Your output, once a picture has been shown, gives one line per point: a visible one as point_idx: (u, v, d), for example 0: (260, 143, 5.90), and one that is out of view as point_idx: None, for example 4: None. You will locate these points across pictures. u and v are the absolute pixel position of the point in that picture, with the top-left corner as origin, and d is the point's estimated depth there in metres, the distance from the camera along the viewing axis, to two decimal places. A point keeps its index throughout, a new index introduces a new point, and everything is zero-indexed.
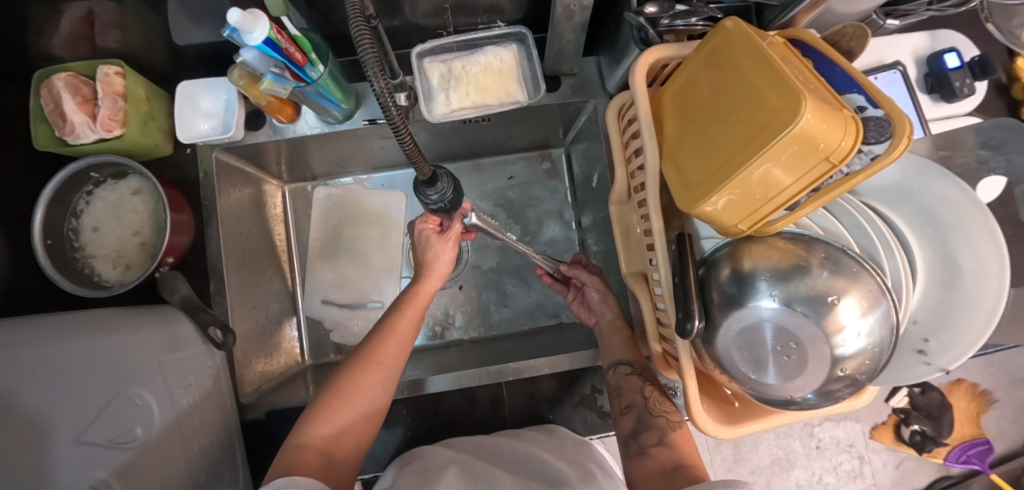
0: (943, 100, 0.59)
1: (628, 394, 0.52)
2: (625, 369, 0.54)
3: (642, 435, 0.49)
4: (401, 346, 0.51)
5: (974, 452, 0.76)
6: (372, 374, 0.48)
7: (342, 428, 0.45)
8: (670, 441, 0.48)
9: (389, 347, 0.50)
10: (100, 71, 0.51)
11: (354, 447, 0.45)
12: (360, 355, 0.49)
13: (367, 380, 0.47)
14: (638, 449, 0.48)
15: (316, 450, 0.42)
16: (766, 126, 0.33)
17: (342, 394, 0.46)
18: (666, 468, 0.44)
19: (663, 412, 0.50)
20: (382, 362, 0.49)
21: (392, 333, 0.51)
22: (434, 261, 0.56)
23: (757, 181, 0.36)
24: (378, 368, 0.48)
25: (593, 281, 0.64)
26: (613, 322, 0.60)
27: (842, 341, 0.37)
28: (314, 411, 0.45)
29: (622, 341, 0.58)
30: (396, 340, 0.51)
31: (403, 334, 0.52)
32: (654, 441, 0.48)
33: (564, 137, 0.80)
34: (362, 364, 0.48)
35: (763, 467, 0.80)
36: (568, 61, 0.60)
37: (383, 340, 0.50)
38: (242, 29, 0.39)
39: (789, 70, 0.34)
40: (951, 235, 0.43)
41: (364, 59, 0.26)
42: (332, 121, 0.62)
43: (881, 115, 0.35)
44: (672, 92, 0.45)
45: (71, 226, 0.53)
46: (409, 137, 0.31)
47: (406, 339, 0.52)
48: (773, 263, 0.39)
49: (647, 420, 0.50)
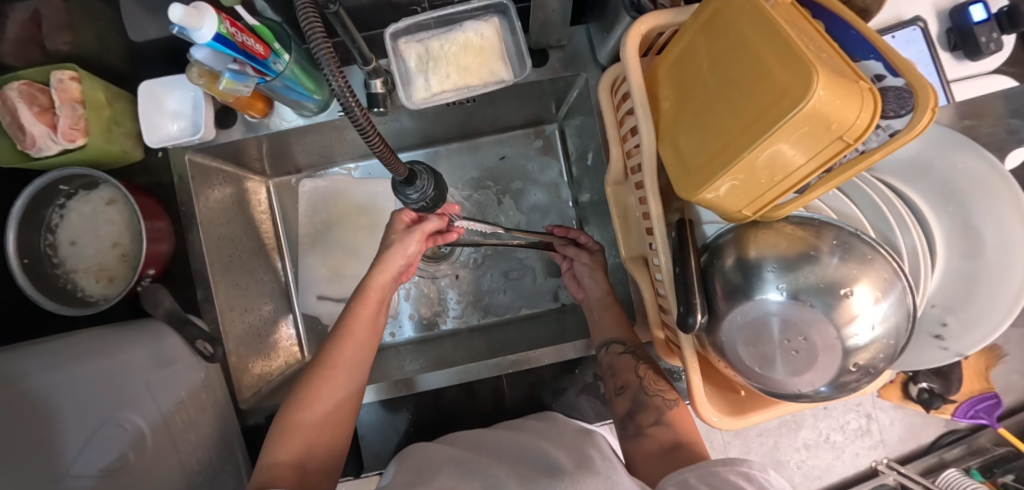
0: (966, 58, 0.54)
1: (622, 374, 0.51)
2: (617, 348, 0.53)
3: (638, 416, 0.48)
4: (359, 348, 0.50)
5: (982, 407, 0.74)
6: (330, 379, 0.47)
7: (312, 436, 0.44)
8: (667, 420, 0.47)
9: (347, 351, 0.49)
10: (54, 76, 0.48)
11: (327, 455, 0.45)
12: (317, 363, 0.48)
13: (326, 388, 0.46)
14: (635, 430, 0.47)
15: (289, 465, 0.42)
16: (772, 104, 0.30)
17: (302, 406, 0.45)
18: (665, 447, 0.44)
19: (658, 392, 0.49)
20: (341, 365, 0.48)
21: (347, 335, 0.49)
22: (385, 255, 0.53)
23: (762, 164, 0.32)
24: (336, 372, 0.47)
25: (581, 255, 0.62)
26: (602, 299, 0.59)
27: (854, 332, 0.35)
28: (298, 414, 0.45)
29: (613, 319, 0.56)
30: (352, 342, 0.49)
31: (361, 337, 0.50)
32: (650, 422, 0.47)
33: (557, 112, 0.75)
34: (320, 371, 0.47)
35: (770, 429, 0.80)
36: (554, 32, 0.55)
37: (342, 344, 0.49)
38: (189, 27, 0.36)
39: (798, 36, 0.30)
40: (976, 212, 0.41)
41: (318, 55, 0.23)
42: (308, 113, 0.58)
43: (901, 84, 0.32)
44: (668, 64, 0.41)
45: (48, 242, 0.52)
46: (378, 138, 0.28)
47: (364, 338, 0.50)
48: (780, 251, 0.37)
49: (642, 400, 0.49)
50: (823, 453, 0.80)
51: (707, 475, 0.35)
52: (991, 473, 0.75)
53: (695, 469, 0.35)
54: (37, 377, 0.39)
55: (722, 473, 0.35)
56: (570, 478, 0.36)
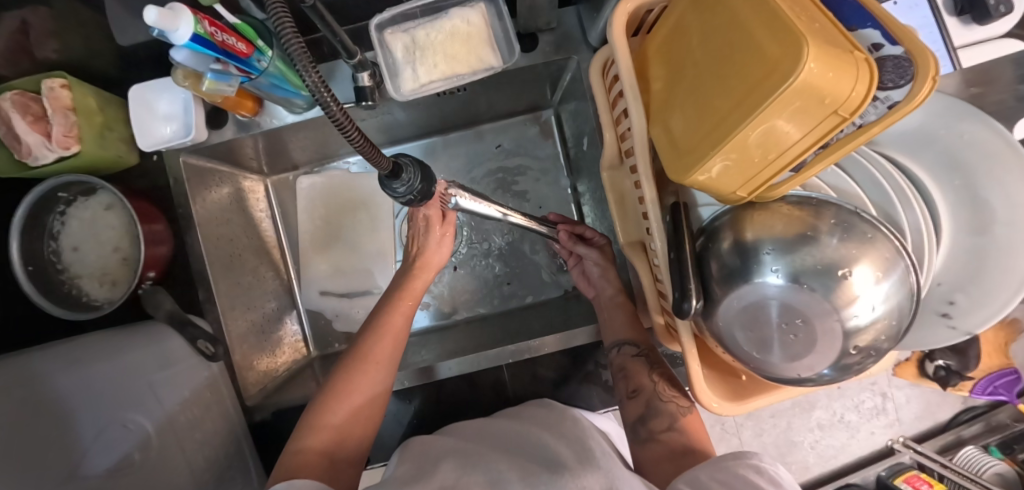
0: (975, 22, 0.51)
1: (635, 377, 0.50)
2: (630, 350, 0.52)
3: (651, 421, 0.47)
4: (396, 344, 0.50)
5: (1001, 383, 0.71)
6: (370, 372, 0.47)
7: (343, 427, 0.44)
8: (680, 426, 0.46)
9: (386, 345, 0.49)
10: (44, 85, 0.48)
11: (358, 445, 0.45)
12: (356, 354, 0.48)
13: (365, 380, 0.47)
14: (646, 435, 0.46)
15: (318, 452, 0.42)
16: (764, 79, 0.28)
17: (340, 395, 0.45)
18: (676, 452, 0.43)
19: (672, 398, 0.48)
20: (380, 361, 0.48)
21: (387, 330, 0.50)
22: (431, 255, 0.54)
23: (755, 142, 0.31)
24: (375, 366, 0.48)
25: (591, 255, 0.60)
26: (613, 297, 0.58)
27: (855, 312, 0.34)
28: (314, 410, 0.45)
29: (625, 318, 0.55)
30: (391, 337, 0.50)
31: (398, 332, 0.50)
32: (664, 427, 0.46)
33: (552, 97, 0.74)
34: (361, 364, 0.47)
35: (782, 410, 0.79)
36: (543, 16, 0.53)
37: (381, 338, 0.49)
38: (165, 29, 0.35)
39: (789, 6, 0.29)
40: (980, 182, 0.40)
41: (294, 56, 0.21)
42: (298, 110, 0.58)
43: (900, 53, 0.30)
44: (658, 42, 0.40)
45: (52, 248, 0.53)
46: (359, 134, 0.25)
47: (401, 334, 0.51)
48: (777, 233, 0.36)
49: (657, 405, 0.48)
50: (837, 433, 0.79)
51: (717, 470, 0.34)
52: (1011, 450, 0.73)
53: (709, 466, 0.34)
54: (46, 378, 0.40)
55: (732, 468, 0.34)
56: (570, 471, 0.35)
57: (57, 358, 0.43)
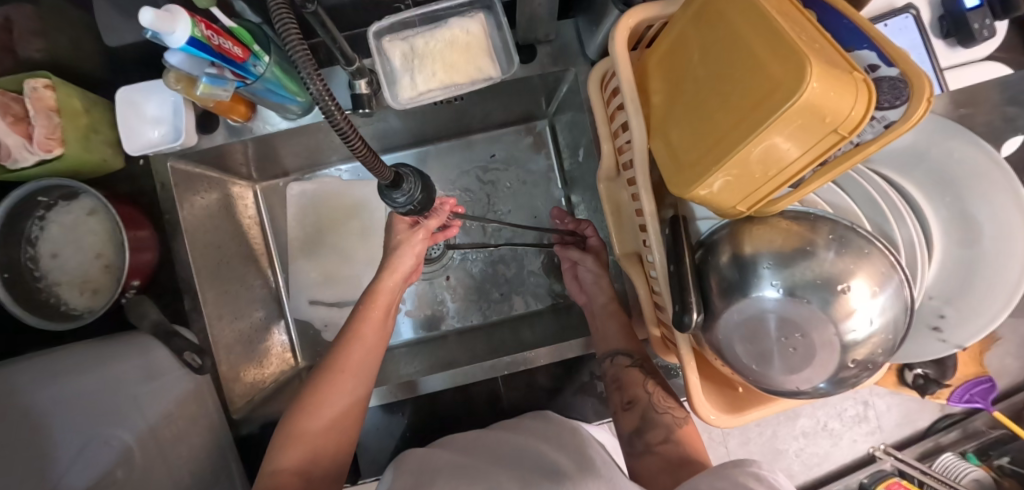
0: (959, 45, 0.54)
1: (630, 388, 0.50)
2: (624, 361, 0.52)
3: (647, 433, 0.47)
4: (369, 352, 0.48)
5: (977, 390, 0.73)
6: (339, 384, 0.46)
7: (318, 444, 0.44)
8: (676, 437, 0.46)
9: (355, 355, 0.47)
10: (26, 85, 0.46)
11: (333, 462, 0.44)
12: (327, 365, 0.46)
13: (334, 394, 0.45)
14: (643, 447, 0.46)
15: (293, 472, 0.41)
16: (766, 96, 0.29)
17: (308, 409, 0.44)
18: (673, 463, 0.43)
19: (668, 409, 0.48)
20: (351, 371, 0.46)
21: (355, 341, 0.48)
22: (395, 258, 0.50)
23: (756, 158, 0.31)
24: (345, 377, 0.46)
25: (585, 259, 0.60)
26: (606, 306, 0.57)
27: (853, 326, 0.35)
28: (286, 427, 0.44)
29: (618, 329, 0.55)
30: (362, 346, 0.48)
31: (370, 339, 0.48)
32: (660, 439, 0.46)
33: (548, 108, 0.74)
34: (329, 376, 0.46)
35: (769, 420, 0.80)
36: (542, 27, 0.53)
37: (351, 347, 0.47)
38: (161, 31, 0.34)
39: (790, 27, 0.29)
40: (969, 198, 0.42)
41: (296, 60, 0.21)
42: (293, 116, 0.57)
43: (895, 74, 0.31)
44: (658, 57, 0.40)
45: (29, 254, 0.50)
46: (360, 142, 0.25)
47: (372, 344, 0.48)
48: (776, 247, 0.36)
49: (652, 417, 0.48)
50: (821, 441, 0.80)
51: (718, 478, 0.34)
52: (988, 456, 0.75)
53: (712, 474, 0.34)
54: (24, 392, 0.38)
55: (734, 475, 0.34)
56: (570, 480, 0.35)
57: (35, 371, 0.41)
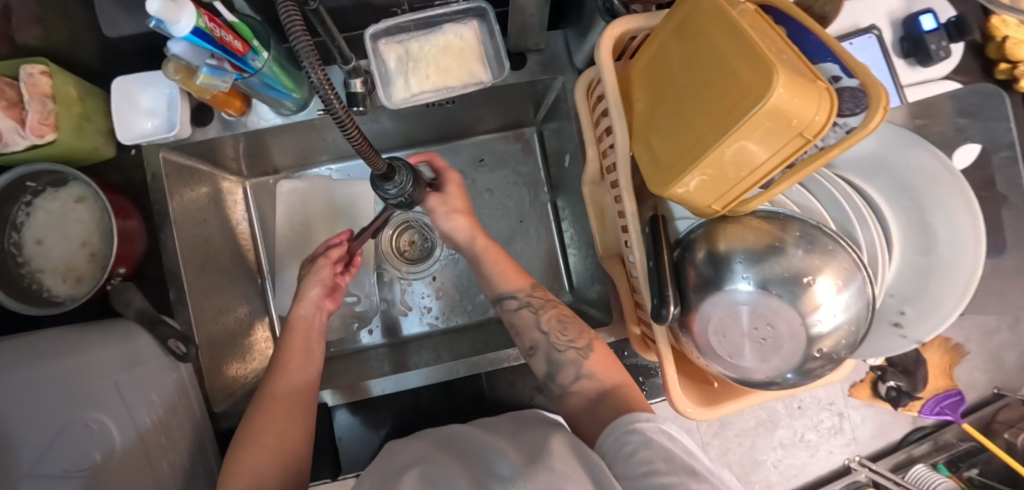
0: (919, 64, 0.59)
1: (526, 334, 0.50)
2: (511, 302, 0.52)
3: (558, 375, 0.47)
4: (302, 368, 0.51)
5: (948, 403, 0.76)
6: (276, 407, 0.46)
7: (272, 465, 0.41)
8: (586, 371, 0.46)
9: (289, 371, 0.50)
10: (23, 70, 0.46)
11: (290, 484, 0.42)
12: (261, 393, 0.48)
13: (273, 412, 0.45)
14: (559, 391, 0.47)
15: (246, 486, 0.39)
16: (738, 100, 0.31)
17: (246, 441, 0.43)
18: (590, 401, 0.44)
19: (568, 342, 0.48)
20: (288, 392, 0.47)
21: (285, 361, 0.51)
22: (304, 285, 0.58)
23: (729, 159, 0.34)
24: (281, 399, 0.47)
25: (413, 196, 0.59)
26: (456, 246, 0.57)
27: (819, 319, 0.37)
28: (231, 458, 0.42)
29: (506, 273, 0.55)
30: (292, 367, 0.51)
31: (299, 358, 0.52)
32: (571, 378, 0.46)
33: (537, 115, 0.76)
34: (265, 403, 0.46)
35: (747, 428, 0.82)
36: (532, 37, 0.56)
37: (282, 368, 0.50)
38: (166, 19, 0.36)
39: (760, 40, 0.32)
40: (927, 204, 0.45)
41: (298, 50, 0.22)
42: (287, 112, 0.58)
43: (855, 85, 0.34)
44: (641, 66, 0.43)
45: (13, 240, 0.51)
46: (356, 130, 0.26)
47: (302, 360, 0.52)
48: (748, 244, 0.38)
49: (555, 357, 0.48)
50: (799, 452, 0.82)
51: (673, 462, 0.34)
52: (956, 466, 0.77)
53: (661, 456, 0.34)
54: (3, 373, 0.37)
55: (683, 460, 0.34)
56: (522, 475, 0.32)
57: (14, 352, 0.41)
